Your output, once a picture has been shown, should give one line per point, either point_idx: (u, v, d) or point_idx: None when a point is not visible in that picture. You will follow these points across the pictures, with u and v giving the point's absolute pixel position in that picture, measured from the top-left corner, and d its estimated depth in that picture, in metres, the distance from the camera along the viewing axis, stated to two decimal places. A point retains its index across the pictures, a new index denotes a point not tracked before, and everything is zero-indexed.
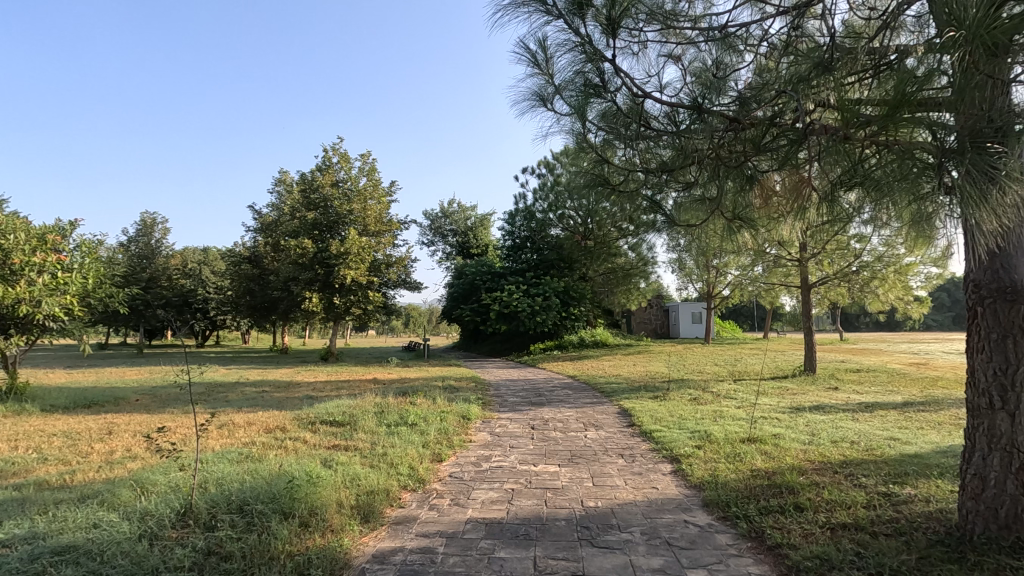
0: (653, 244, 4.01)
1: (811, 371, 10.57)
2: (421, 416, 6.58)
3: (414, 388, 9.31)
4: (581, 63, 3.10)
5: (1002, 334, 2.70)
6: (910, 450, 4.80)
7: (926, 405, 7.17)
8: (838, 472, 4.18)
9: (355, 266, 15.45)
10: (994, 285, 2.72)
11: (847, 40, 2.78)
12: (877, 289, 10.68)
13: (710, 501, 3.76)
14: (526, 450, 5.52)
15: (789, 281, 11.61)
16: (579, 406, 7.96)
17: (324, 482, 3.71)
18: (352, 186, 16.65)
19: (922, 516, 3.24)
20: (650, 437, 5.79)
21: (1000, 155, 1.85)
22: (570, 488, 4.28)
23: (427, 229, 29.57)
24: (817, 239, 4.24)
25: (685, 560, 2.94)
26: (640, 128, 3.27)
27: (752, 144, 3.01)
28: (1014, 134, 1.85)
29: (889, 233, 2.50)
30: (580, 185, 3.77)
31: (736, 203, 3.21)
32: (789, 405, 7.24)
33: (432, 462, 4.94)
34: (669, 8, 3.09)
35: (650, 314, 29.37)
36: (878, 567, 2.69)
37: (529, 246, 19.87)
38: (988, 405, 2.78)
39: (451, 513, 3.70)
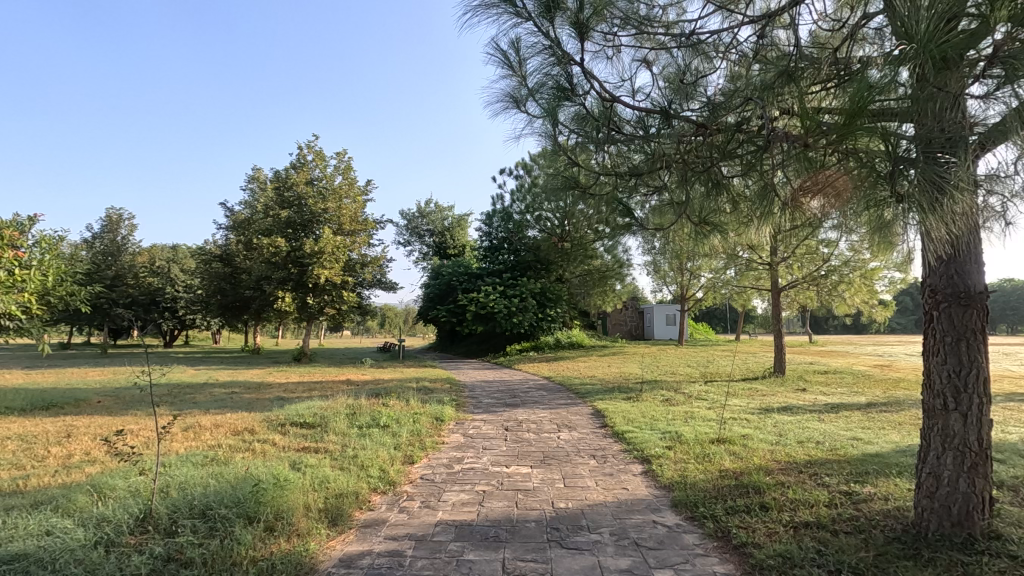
0: (627, 246, 4.00)
1: (781, 372, 10.81)
2: (394, 417, 6.52)
3: (387, 389, 9.22)
4: (550, 66, 3.10)
5: (956, 338, 2.79)
6: (872, 450, 4.94)
7: (888, 406, 7.40)
8: (803, 472, 4.27)
9: (330, 265, 15.22)
10: (949, 290, 2.80)
11: (813, 50, 2.86)
12: (844, 293, 10.97)
13: (679, 501, 3.81)
14: (498, 451, 5.52)
15: (760, 284, 11.86)
16: (553, 408, 8.01)
17: (291, 485, 3.65)
18: (327, 185, 16.40)
19: (880, 514, 3.33)
20: (622, 438, 5.85)
21: (949, 166, 1.92)
22: (541, 489, 4.29)
23: (404, 228, 29.27)
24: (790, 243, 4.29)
25: (652, 560, 2.97)
26: (609, 132, 3.30)
27: (718, 151, 3.03)
28: (963, 145, 1.92)
29: (853, 239, 2.55)
30: (555, 188, 3.77)
31: (702, 209, 3.27)
32: (758, 406, 7.38)
33: (404, 464, 4.90)
34: (639, 13, 3.14)
35: (626, 315, 29.74)
36: (838, 565, 2.75)
37: (506, 246, 19.75)
38: (942, 406, 2.87)
39: (421, 516, 3.68)
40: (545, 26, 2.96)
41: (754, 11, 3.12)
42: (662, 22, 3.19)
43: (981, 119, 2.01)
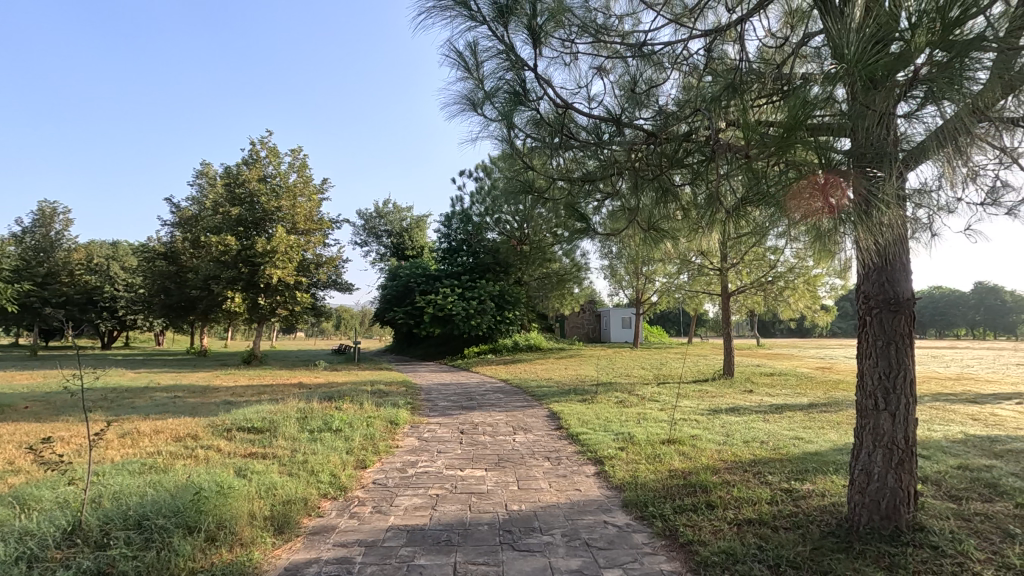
0: (585, 251, 4.03)
1: (729, 374, 11.19)
2: (346, 421, 6.39)
3: (340, 393, 9.02)
4: (504, 71, 3.11)
5: (886, 342, 2.96)
6: (812, 449, 5.17)
7: (828, 407, 7.77)
8: (747, 471, 4.43)
9: (282, 265, 14.77)
10: (881, 296, 2.96)
11: (758, 65, 2.99)
12: (788, 298, 11.47)
13: (630, 501, 3.88)
14: (453, 455, 5.48)
15: (711, 289, 12.25)
16: (509, 410, 8.04)
17: (236, 492, 3.51)
18: (281, 182, 15.90)
19: (817, 510, 3.49)
20: (576, 439, 5.92)
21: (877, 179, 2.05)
22: (495, 492, 4.29)
23: (361, 228, 28.74)
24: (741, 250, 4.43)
25: (602, 560, 3.01)
26: (563, 137, 3.35)
27: (667, 159, 3.13)
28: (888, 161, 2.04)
29: (797, 247, 2.64)
30: (511, 191, 3.77)
31: (651, 215, 3.34)
32: (707, 407, 7.62)
33: (356, 469, 4.81)
34: (595, 21, 3.24)
35: (583, 319, 30.17)
36: (776, 560, 2.87)
37: (465, 249, 19.81)
38: (873, 406, 3.03)
39: (372, 521, 3.62)
40: (500, 30, 2.97)
41: (705, 27, 3.25)
42: (618, 32, 3.29)
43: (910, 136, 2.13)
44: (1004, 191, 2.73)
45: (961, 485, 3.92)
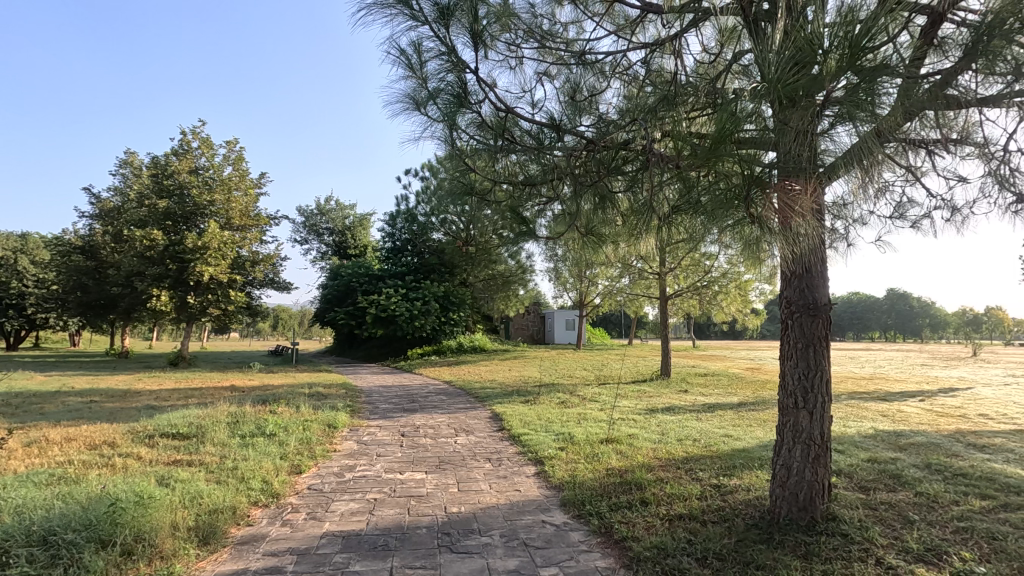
0: (529, 253, 4.08)
1: (666, 375, 11.59)
2: (281, 425, 6.15)
3: (275, 396, 8.68)
4: (446, 72, 3.08)
5: (806, 344, 3.16)
6: (740, 445, 5.45)
7: (755, 406, 8.20)
8: (680, 468, 4.62)
9: (215, 262, 14.02)
10: (801, 301, 3.16)
11: (693, 77, 3.13)
12: (721, 302, 12.02)
13: (567, 501, 3.95)
14: (393, 458, 5.40)
15: (650, 292, 12.66)
16: (452, 412, 8.00)
17: (157, 502, 3.31)
18: (214, 174, 15.09)
19: (742, 504, 3.67)
20: (517, 440, 5.97)
21: None
22: (435, 495, 4.25)
23: (301, 225, 27.73)
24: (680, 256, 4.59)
25: (539, 560, 3.05)
26: (504, 140, 3.37)
27: (605, 166, 3.21)
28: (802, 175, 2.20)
29: (729, 253, 2.74)
30: (453, 192, 3.78)
31: (590, 220, 3.42)
32: (644, 407, 7.86)
33: (290, 474, 4.65)
34: (540, 27, 3.33)
35: (528, 320, 30.45)
36: (704, 552, 3.00)
37: (409, 248, 19.64)
38: (793, 404, 3.23)
39: (305, 528, 3.50)
40: (442, 32, 2.95)
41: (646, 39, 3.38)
42: (562, 39, 3.38)
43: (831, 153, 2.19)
44: (910, 206, 3.00)
45: (870, 477, 4.24)
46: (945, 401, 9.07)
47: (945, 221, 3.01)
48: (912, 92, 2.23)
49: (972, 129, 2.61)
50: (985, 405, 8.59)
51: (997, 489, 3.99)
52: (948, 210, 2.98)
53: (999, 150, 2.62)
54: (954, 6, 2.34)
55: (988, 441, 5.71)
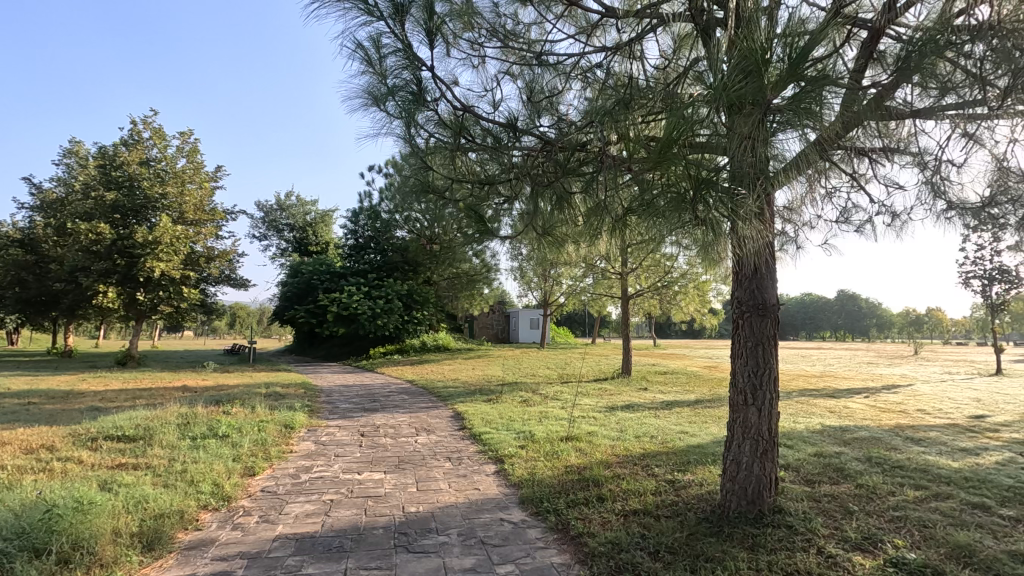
0: (492, 253, 4.09)
1: (627, 373, 11.79)
2: (235, 426, 5.97)
3: (230, 396, 8.43)
4: (402, 69, 3.02)
5: (756, 343, 3.27)
6: (694, 441, 5.60)
7: (711, 403, 8.43)
8: (637, 464, 4.71)
9: (167, 257, 13.45)
10: (751, 302, 3.27)
11: (652, 80, 3.18)
12: (681, 301, 12.32)
13: (526, 498, 3.98)
14: (351, 458, 5.33)
15: (612, 292, 12.85)
16: (413, 411, 7.94)
17: (98, 507, 3.18)
18: (167, 166, 14.51)
19: (695, 499, 3.78)
20: (478, 439, 5.97)
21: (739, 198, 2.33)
22: (393, 495, 4.22)
23: (260, 220, 26.90)
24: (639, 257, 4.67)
25: (496, 557, 3.07)
26: (460, 139, 3.36)
27: (560, 168, 3.26)
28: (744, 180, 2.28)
29: (687, 254, 2.82)
30: (410, 190, 3.75)
31: (548, 221, 3.44)
32: (605, 405, 7.98)
33: (242, 477, 4.52)
34: (503, 27, 3.33)
35: (492, 319, 30.49)
36: (657, 546, 3.08)
37: (372, 246, 19.46)
38: (743, 401, 3.34)
39: (257, 531, 3.41)
40: (398, 29, 2.90)
41: (607, 42, 3.41)
42: (525, 39, 3.39)
43: (783, 157, 2.24)
44: (854, 211, 3.15)
45: (815, 470, 4.43)
46: (887, 397, 9.54)
47: (885, 226, 3.17)
48: (854, 103, 2.34)
49: (911, 139, 2.75)
50: (923, 401, 9.05)
51: (930, 480, 4.23)
52: (889, 215, 3.14)
53: (936, 159, 2.77)
54: (891, 21, 2.47)
55: (924, 434, 6.03)
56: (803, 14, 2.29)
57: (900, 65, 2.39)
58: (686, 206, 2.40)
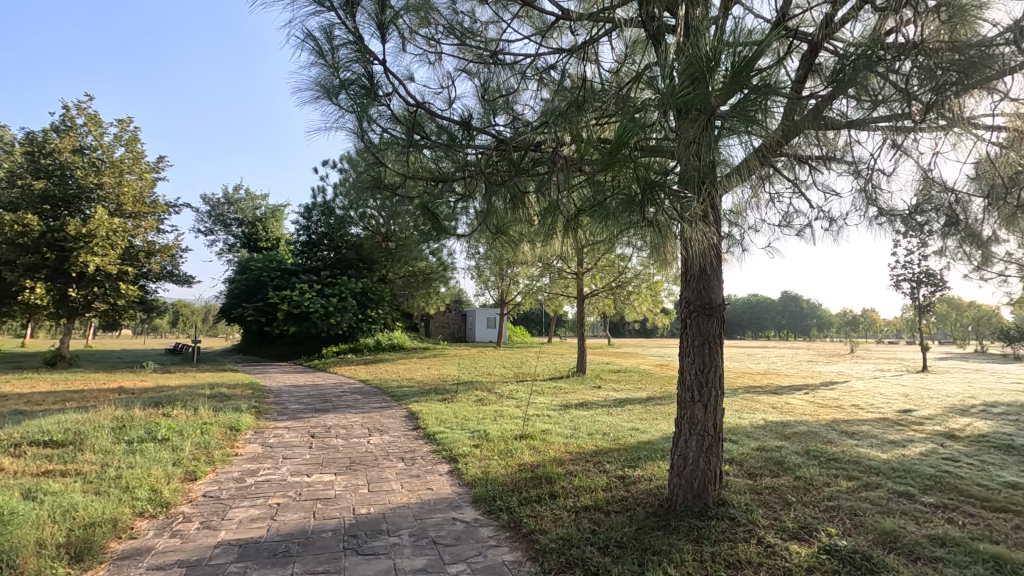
0: (448, 251, 4.07)
1: (582, 372, 11.96)
2: (175, 429, 5.71)
3: (172, 397, 8.05)
4: (353, 62, 2.94)
5: (703, 342, 3.37)
6: (645, 438, 5.74)
7: (661, 400, 8.67)
8: (589, 460, 4.79)
9: (103, 252, 12.67)
10: (698, 302, 3.37)
11: (607, 84, 3.24)
12: (634, 301, 12.60)
13: (479, 497, 3.98)
14: (301, 460, 5.19)
15: (568, 292, 13.00)
16: (366, 411, 7.81)
17: (20, 518, 2.97)
18: (103, 155, 13.68)
19: (643, 494, 3.87)
20: (432, 438, 5.93)
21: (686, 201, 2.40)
22: (343, 496, 4.13)
23: (206, 214, 25.75)
24: (594, 257, 4.75)
25: (447, 557, 3.05)
26: (413, 136, 3.32)
27: (513, 167, 3.29)
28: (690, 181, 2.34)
29: (640, 255, 2.87)
30: (361, 186, 3.69)
31: (502, 220, 3.46)
32: (559, 403, 8.08)
33: (182, 482, 4.32)
34: (461, 24, 3.31)
35: (449, 318, 30.32)
36: (606, 541, 3.14)
37: (326, 243, 18.94)
38: (690, 398, 3.44)
39: (198, 538, 3.28)
40: (350, 21, 2.84)
41: (564, 44, 3.43)
42: (482, 38, 3.38)
43: (730, 161, 2.29)
44: (795, 216, 3.31)
45: (758, 464, 4.61)
46: (825, 393, 10.06)
47: (824, 230, 3.34)
48: (795, 112, 2.45)
49: (846, 148, 2.91)
50: (857, 397, 9.58)
51: (861, 471, 4.49)
52: (826, 221, 3.31)
53: (869, 168, 2.93)
54: (829, 36, 2.60)
55: (856, 428, 6.38)
56: (749, 25, 2.38)
57: (837, 77, 2.52)
58: (636, 207, 2.45)
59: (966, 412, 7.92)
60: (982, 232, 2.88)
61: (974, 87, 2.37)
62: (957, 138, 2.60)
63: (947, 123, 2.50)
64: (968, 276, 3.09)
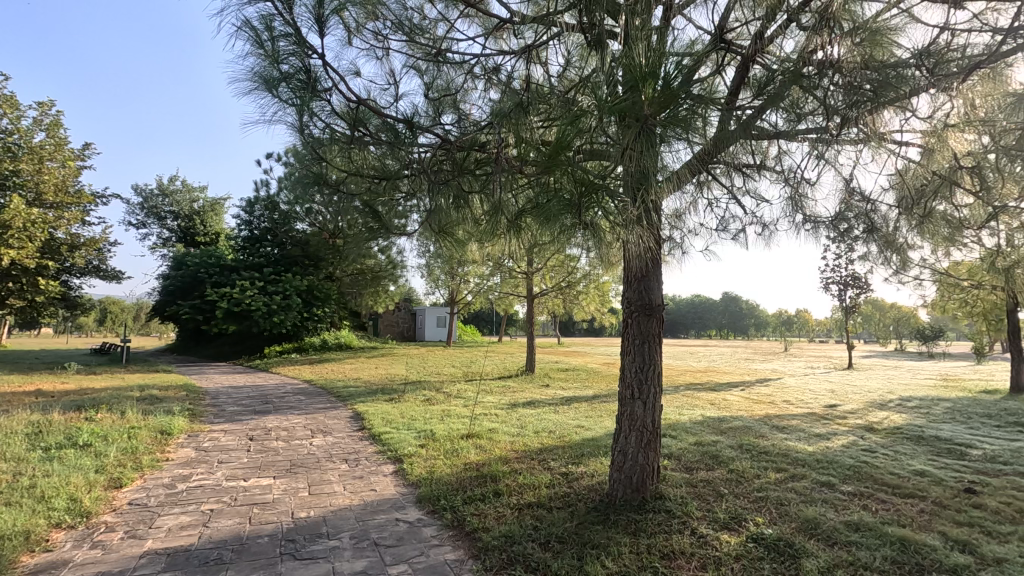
0: (400, 250, 4.02)
1: (531, 370, 12.06)
2: (99, 434, 5.36)
3: (96, 400, 7.57)
4: (291, 55, 2.85)
5: (642, 340, 3.49)
6: (589, 435, 5.86)
7: (607, 398, 8.87)
8: (534, 458, 4.85)
9: (19, 244, 11.44)
10: (639, 302, 3.48)
11: (558, 88, 3.30)
12: (582, 301, 12.84)
13: (423, 497, 3.96)
14: (237, 464, 4.99)
15: (518, 291, 13.07)
16: (309, 412, 7.59)
17: None
18: (20, 140, 12.67)
19: (585, 490, 3.96)
20: (378, 439, 5.84)
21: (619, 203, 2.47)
22: (282, 500, 4.01)
23: (138, 206, 24.33)
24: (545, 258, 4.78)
25: (389, 558, 3.02)
26: (355, 132, 3.26)
27: (455, 167, 3.36)
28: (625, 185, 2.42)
29: (588, 256, 2.93)
30: (302, 181, 3.61)
31: (446, 220, 3.48)
32: (508, 401, 8.13)
33: (106, 490, 4.07)
34: (410, 20, 3.26)
35: (398, 317, 29.92)
36: (547, 537, 3.19)
37: (269, 238, 18.24)
38: (630, 395, 3.54)
39: (121, 549, 3.10)
40: (288, 14, 2.75)
41: (516, 46, 3.43)
42: (431, 36, 3.35)
43: (670, 166, 2.35)
44: (731, 220, 3.47)
45: (695, 458, 4.80)
46: (759, 390, 10.57)
47: (757, 235, 3.51)
48: (727, 124, 2.56)
49: (777, 158, 3.07)
50: (788, 393, 10.12)
51: (789, 462, 4.75)
52: (760, 225, 3.48)
53: (797, 177, 3.09)
54: (761, 50, 2.69)
55: (787, 423, 6.75)
56: (688, 37, 2.47)
57: (766, 91, 2.64)
58: (574, 210, 2.53)
59: (885, 406, 8.50)
60: (897, 239, 3.12)
61: (887, 104, 2.56)
62: (875, 153, 2.77)
63: (864, 137, 2.67)
64: (888, 280, 3.35)
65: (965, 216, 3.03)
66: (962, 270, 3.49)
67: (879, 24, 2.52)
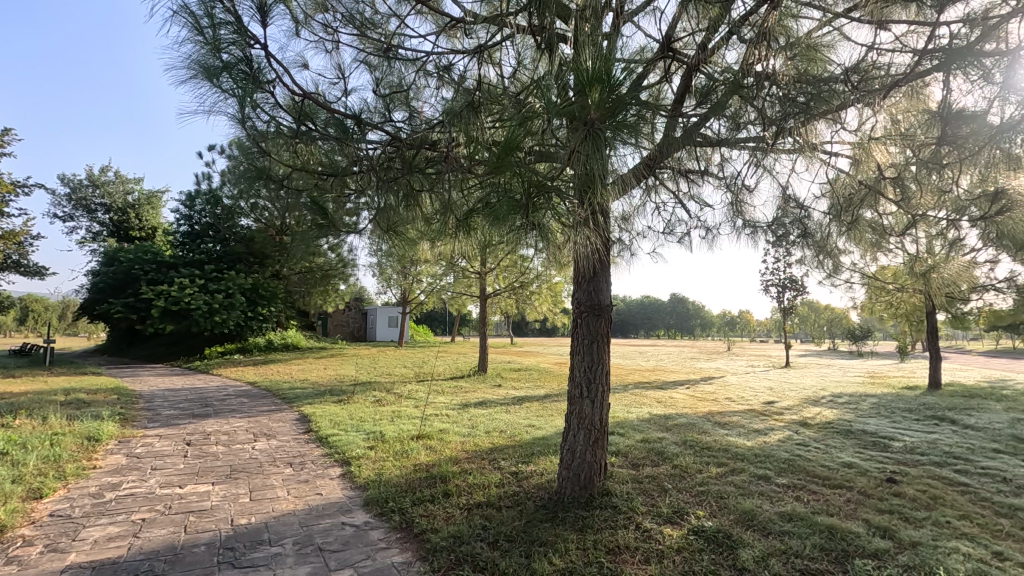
0: (352, 249, 3.92)
1: (483, 370, 12.05)
2: (16, 441, 4.98)
3: (15, 405, 7.04)
4: (232, 43, 2.74)
5: (590, 340, 3.55)
6: (540, 434, 5.92)
7: (557, 397, 8.98)
8: (484, 458, 4.85)
9: None
10: (588, 302, 3.54)
11: (512, 88, 3.31)
12: (534, 301, 12.95)
13: (371, 500, 3.88)
14: (172, 470, 4.76)
15: (471, 291, 13.02)
16: (252, 415, 7.33)
17: None
18: None
19: (534, 488, 3.99)
20: (325, 441, 5.70)
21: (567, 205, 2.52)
22: (220, 507, 3.85)
23: (64, 198, 22.77)
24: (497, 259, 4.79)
25: (333, 563, 2.95)
26: (301, 127, 3.17)
27: (405, 165, 3.31)
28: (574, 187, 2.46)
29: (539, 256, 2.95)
30: (244, 175, 3.52)
31: (396, 219, 3.42)
32: (459, 402, 8.11)
33: (23, 501, 3.79)
34: (361, 14, 3.22)
35: (348, 316, 29.29)
36: (496, 536, 3.21)
37: (211, 233, 17.43)
38: (579, 394, 3.59)
39: (39, 564, 2.90)
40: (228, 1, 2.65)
41: (469, 45, 3.42)
42: (383, 30, 3.29)
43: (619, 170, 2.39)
44: (677, 223, 3.58)
45: (641, 455, 4.93)
46: (703, 388, 10.97)
47: (701, 238, 3.64)
48: (672, 129, 2.64)
49: (720, 165, 3.20)
50: (730, 391, 10.53)
51: (729, 457, 4.95)
52: (704, 229, 3.61)
53: (737, 184, 3.22)
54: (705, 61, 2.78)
55: (727, 419, 7.03)
56: (636, 44, 2.53)
57: (708, 100, 2.74)
58: (522, 211, 2.55)
59: (817, 402, 8.99)
60: (829, 245, 3.33)
61: (820, 116, 2.70)
62: (809, 162, 2.92)
63: (797, 147, 2.81)
64: (822, 282, 3.55)
65: (888, 222, 3.27)
66: (888, 275, 3.70)
67: (810, 41, 2.70)
